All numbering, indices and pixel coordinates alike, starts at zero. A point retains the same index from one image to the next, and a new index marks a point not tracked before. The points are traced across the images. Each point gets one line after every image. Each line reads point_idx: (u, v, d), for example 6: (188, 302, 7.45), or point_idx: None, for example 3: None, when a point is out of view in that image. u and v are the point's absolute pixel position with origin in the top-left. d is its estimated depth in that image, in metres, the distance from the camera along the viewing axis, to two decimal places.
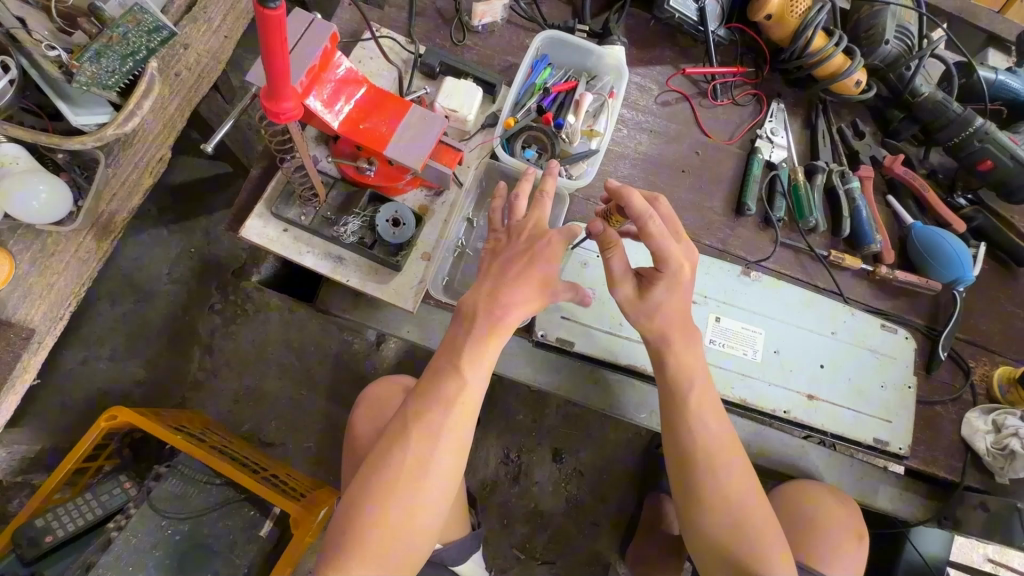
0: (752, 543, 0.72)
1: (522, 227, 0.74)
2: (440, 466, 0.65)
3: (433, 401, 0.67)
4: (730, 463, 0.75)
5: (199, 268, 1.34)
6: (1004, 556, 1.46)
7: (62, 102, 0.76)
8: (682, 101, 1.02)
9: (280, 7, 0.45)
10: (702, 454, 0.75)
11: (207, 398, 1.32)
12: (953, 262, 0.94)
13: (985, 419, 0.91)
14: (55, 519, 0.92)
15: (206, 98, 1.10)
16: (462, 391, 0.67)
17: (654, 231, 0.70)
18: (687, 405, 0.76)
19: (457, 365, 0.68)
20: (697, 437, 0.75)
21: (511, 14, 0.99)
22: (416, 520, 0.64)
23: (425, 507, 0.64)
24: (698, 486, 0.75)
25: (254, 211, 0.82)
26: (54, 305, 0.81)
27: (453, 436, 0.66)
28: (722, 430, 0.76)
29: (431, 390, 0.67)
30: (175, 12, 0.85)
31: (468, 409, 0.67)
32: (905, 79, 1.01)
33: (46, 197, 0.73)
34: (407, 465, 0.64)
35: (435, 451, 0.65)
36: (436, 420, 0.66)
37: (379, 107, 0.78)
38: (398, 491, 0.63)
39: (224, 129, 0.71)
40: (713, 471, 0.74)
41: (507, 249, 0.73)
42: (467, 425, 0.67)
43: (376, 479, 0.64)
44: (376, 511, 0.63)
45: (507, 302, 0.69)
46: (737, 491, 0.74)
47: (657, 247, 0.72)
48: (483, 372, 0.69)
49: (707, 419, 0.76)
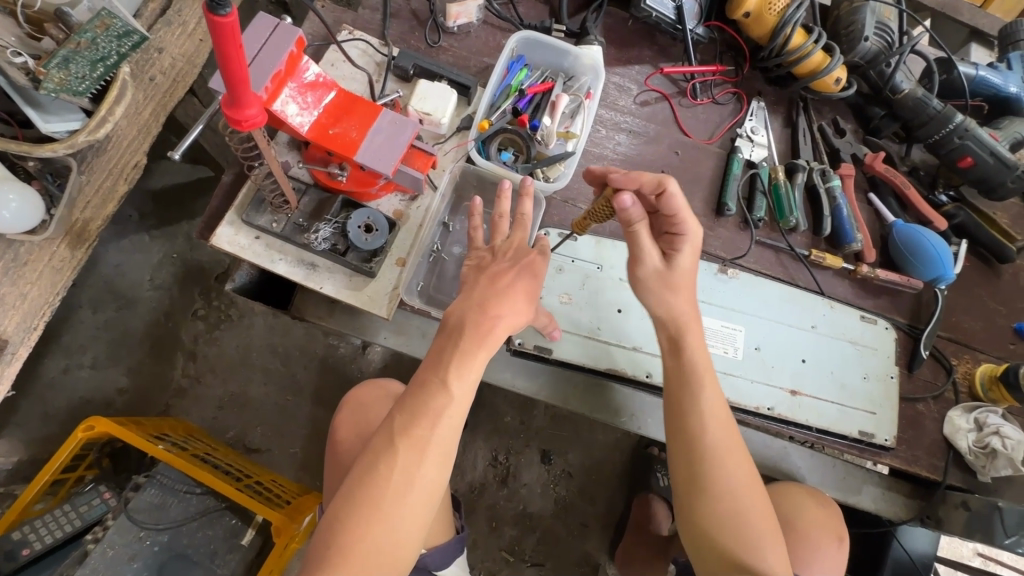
0: (748, 538, 0.70)
1: (507, 246, 0.75)
2: (426, 482, 0.63)
3: (421, 415, 0.64)
4: (732, 454, 0.73)
5: (182, 273, 1.32)
6: (992, 551, 1.47)
7: (31, 108, 0.73)
8: (662, 101, 1.01)
9: (232, 14, 0.43)
10: (706, 444, 0.72)
11: (192, 404, 1.31)
12: (933, 259, 0.93)
13: (968, 418, 0.91)
14: (32, 531, 0.92)
15: (182, 102, 1.09)
16: (451, 404, 0.65)
17: (674, 193, 0.70)
18: (696, 385, 0.74)
19: (445, 378, 0.65)
20: (701, 427, 0.73)
21: (487, 14, 0.98)
22: (402, 536, 0.62)
23: (410, 522, 0.62)
24: (701, 476, 0.72)
25: (225, 218, 0.80)
26: (27, 316, 0.79)
27: (440, 450, 0.64)
28: (727, 419, 0.74)
29: (417, 407, 0.65)
30: (148, 17, 0.86)
31: (455, 422, 0.65)
32: (885, 75, 0.99)
33: (17, 207, 0.71)
34: (392, 481, 0.62)
35: (420, 466, 0.63)
36: (422, 435, 0.63)
37: (349, 112, 0.77)
38: (383, 508, 0.61)
39: (192, 135, 0.70)
40: (716, 462, 0.72)
41: (492, 266, 0.73)
42: (454, 438, 0.65)
43: (361, 496, 0.62)
44: (359, 529, 0.61)
45: (488, 313, 0.68)
46: (738, 483, 0.72)
47: (674, 210, 0.72)
48: (470, 384, 0.66)
49: (713, 407, 0.73)
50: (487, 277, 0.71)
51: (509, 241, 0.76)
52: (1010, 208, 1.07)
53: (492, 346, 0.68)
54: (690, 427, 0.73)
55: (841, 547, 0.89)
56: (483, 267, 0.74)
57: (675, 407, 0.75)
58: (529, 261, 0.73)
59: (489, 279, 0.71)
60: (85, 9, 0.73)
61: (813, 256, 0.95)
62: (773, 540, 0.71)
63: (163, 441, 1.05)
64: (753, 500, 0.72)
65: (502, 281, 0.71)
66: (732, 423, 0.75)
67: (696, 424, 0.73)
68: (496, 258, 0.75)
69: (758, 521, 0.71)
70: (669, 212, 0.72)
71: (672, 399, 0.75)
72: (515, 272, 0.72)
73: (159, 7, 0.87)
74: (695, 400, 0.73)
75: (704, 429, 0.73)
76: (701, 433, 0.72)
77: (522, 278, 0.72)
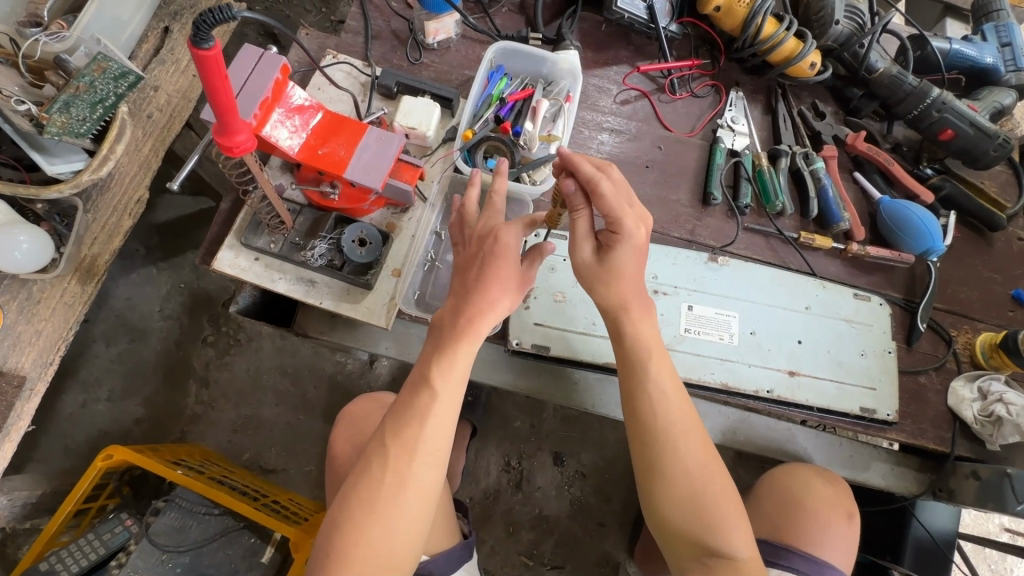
0: (711, 520, 0.71)
1: (475, 231, 0.74)
2: (419, 480, 0.65)
3: (409, 416, 0.67)
4: (687, 432, 0.73)
5: (190, 303, 1.36)
6: (1019, 525, 1.44)
7: (37, 153, 0.76)
8: (641, 98, 1.03)
9: (215, 47, 0.46)
10: (658, 427, 0.73)
11: (207, 430, 1.32)
12: (921, 233, 0.94)
13: (971, 388, 0.91)
14: (59, 561, 0.94)
15: (179, 137, 1.15)
16: (435, 401, 0.67)
17: (605, 190, 0.67)
18: (646, 367, 0.75)
19: (431, 376, 0.68)
20: (652, 409, 0.74)
21: (465, 29, 1.01)
22: (399, 534, 0.64)
23: (406, 518, 0.64)
24: (656, 458, 0.73)
25: (225, 243, 0.84)
26: (43, 352, 0.82)
27: (430, 448, 0.66)
28: (681, 402, 0.75)
29: (404, 408, 0.67)
30: (143, 60, 0.91)
31: (443, 420, 0.67)
32: (859, 57, 1.01)
33: (28, 248, 0.74)
34: (385, 481, 0.64)
35: (412, 466, 0.65)
36: (412, 436, 0.66)
37: (336, 130, 0.79)
38: (377, 509, 0.63)
39: (190, 164, 0.73)
40: (671, 443, 0.73)
41: (465, 259, 0.73)
42: (443, 437, 0.67)
43: (356, 498, 0.64)
44: (355, 532, 0.63)
45: (470, 307, 0.69)
46: (695, 466, 0.72)
47: (608, 209, 0.69)
48: (456, 383, 0.69)
49: (663, 390, 0.74)
50: (461, 272, 0.73)
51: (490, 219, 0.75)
52: (997, 176, 1.08)
53: (475, 340, 0.69)
54: (641, 414, 0.74)
55: (851, 523, 0.90)
56: (462, 259, 0.74)
57: (626, 394, 0.76)
58: (496, 239, 0.71)
59: (463, 273, 0.72)
60: (83, 54, 0.77)
61: (802, 238, 0.96)
62: (738, 517, 0.72)
63: (180, 466, 1.07)
64: (713, 481, 0.72)
65: (473, 273, 0.71)
66: (687, 403, 0.75)
67: (647, 408, 0.74)
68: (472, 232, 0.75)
69: (719, 501, 0.72)
70: (602, 212, 0.69)
71: (624, 386, 0.76)
72: (483, 258, 0.71)
73: (152, 48, 0.92)
74: (645, 384, 0.74)
75: (656, 412, 0.74)
76: (653, 416, 0.74)
77: (494, 263, 0.70)
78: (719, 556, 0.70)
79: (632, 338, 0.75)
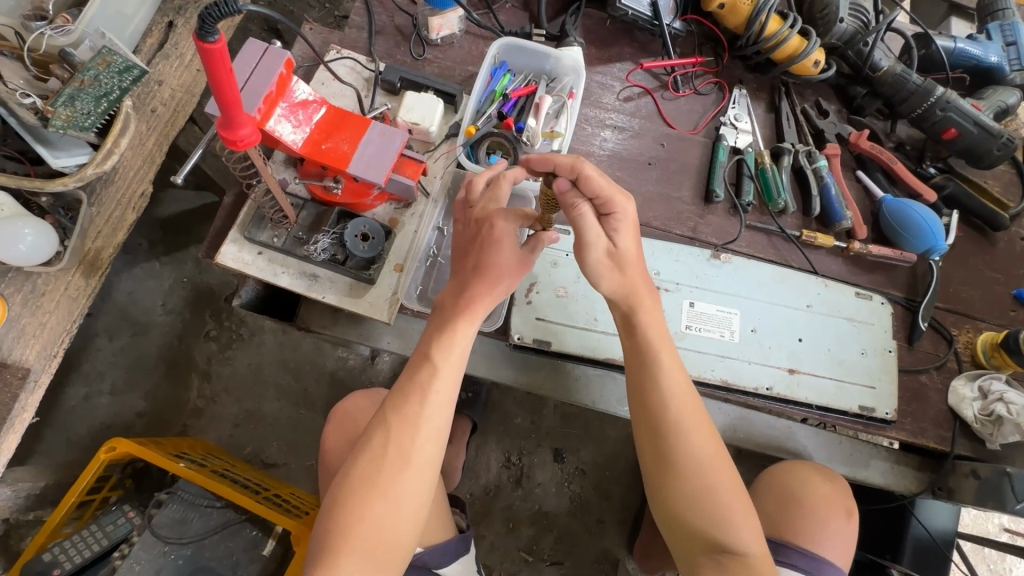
0: (719, 516, 0.71)
1: (474, 211, 0.74)
2: (421, 455, 0.66)
3: (411, 393, 0.68)
4: (694, 428, 0.74)
5: (193, 297, 1.36)
6: (1017, 525, 1.45)
7: (41, 146, 0.76)
8: (644, 95, 1.03)
9: (220, 40, 0.46)
10: (666, 423, 0.73)
11: (209, 424, 1.33)
12: (924, 232, 0.95)
13: (972, 387, 0.91)
14: (62, 552, 0.95)
15: (183, 131, 1.15)
16: (434, 377, 0.68)
17: (589, 172, 0.69)
18: (652, 362, 0.75)
19: (431, 353, 0.69)
20: (659, 403, 0.74)
21: (468, 25, 1.02)
22: (403, 512, 0.65)
23: (410, 495, 0.65)
24: (665, 455, 0.73)
25: (228, 237, 0.84)
26: (47, 344, 0.83)
27: (433, 424, 0.67)
28: (687, 397, 0.75)
29: (407, 386, 0.69)
30: (148, 53, 0.91)
31: (445, 395, 0.69)
32: (863, 55, 1.01)
33: (34, 240, 0.75)
34: (388, 455, 0.65)
35: (415, 441, 0.66)
36: (414, 411, 0.67)
37: (339, 125, 0.79)
38: (380, 485, 0.64)
39: (194, 158, 0.74)
40: (679, 439, 0.73)
41: (464, 241, 0.74)
42: (444, 413, 0.68)
43: (356, 477, 0.65)
44: (360, 507, 0.63)
45: (464, 285, 0.70)
46: (703, 461, 0.72)
47: (596, 193, 0.70)
48: (456, 360, 0.70)
49: (670, 385, 0.75)
50: (460, 255, 0.74)
51: (487, 200, 0.74)
52: (1001, 176, 1.08)
53: (474, 317, 0.71)
54: (647, 410, 0.74)
55: (850, 521, 0.90)
56: (461, 242, 0.75)
57: (633, 390, 0.76)
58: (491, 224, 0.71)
59: (462, 258, 0.73)
60: (87, 48, 0.77)
61: (804, 237, 0.96)
62: (745, 513, 0.72)
63: (183, 459, 1.08)
64: (721, 477, 0.72)
65: (472, 258, 0.72)
66: (693, 398, 0.75)
67: (655, 403, 0.74)
68: (470, 213, 0.74)
69: (726, 496, 0.72)
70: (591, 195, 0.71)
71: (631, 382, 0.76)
72: (479, 244, 0.71)
73: (157, 42, 0.92)
74: (651, 379, 0.75)
75: (664, 408, 0.74)
76: (661, 411, 0.74)
77: (489, 249, 0.70)
78: (729, 553, 0.70)
79: (633, 332, 0.76)
